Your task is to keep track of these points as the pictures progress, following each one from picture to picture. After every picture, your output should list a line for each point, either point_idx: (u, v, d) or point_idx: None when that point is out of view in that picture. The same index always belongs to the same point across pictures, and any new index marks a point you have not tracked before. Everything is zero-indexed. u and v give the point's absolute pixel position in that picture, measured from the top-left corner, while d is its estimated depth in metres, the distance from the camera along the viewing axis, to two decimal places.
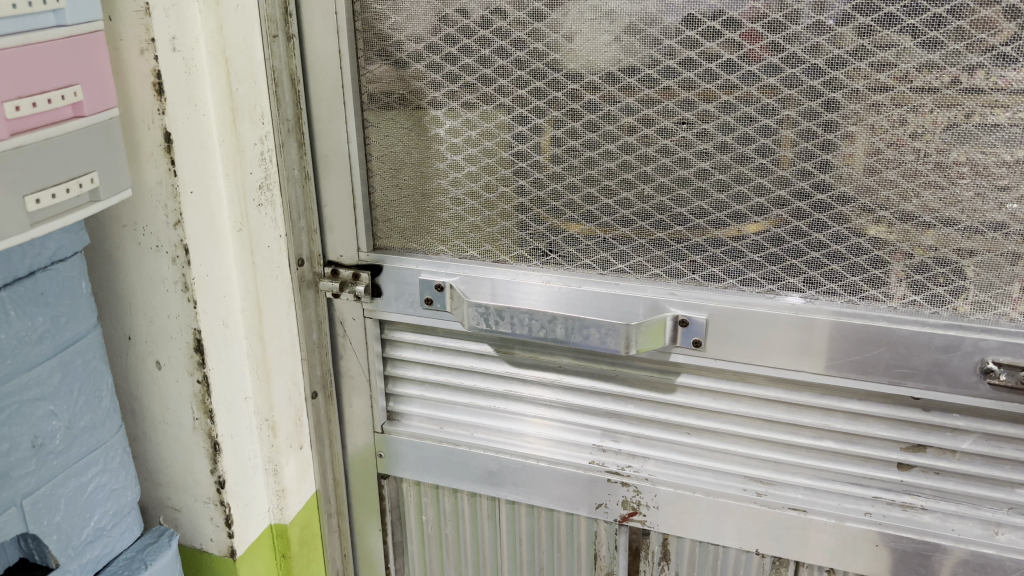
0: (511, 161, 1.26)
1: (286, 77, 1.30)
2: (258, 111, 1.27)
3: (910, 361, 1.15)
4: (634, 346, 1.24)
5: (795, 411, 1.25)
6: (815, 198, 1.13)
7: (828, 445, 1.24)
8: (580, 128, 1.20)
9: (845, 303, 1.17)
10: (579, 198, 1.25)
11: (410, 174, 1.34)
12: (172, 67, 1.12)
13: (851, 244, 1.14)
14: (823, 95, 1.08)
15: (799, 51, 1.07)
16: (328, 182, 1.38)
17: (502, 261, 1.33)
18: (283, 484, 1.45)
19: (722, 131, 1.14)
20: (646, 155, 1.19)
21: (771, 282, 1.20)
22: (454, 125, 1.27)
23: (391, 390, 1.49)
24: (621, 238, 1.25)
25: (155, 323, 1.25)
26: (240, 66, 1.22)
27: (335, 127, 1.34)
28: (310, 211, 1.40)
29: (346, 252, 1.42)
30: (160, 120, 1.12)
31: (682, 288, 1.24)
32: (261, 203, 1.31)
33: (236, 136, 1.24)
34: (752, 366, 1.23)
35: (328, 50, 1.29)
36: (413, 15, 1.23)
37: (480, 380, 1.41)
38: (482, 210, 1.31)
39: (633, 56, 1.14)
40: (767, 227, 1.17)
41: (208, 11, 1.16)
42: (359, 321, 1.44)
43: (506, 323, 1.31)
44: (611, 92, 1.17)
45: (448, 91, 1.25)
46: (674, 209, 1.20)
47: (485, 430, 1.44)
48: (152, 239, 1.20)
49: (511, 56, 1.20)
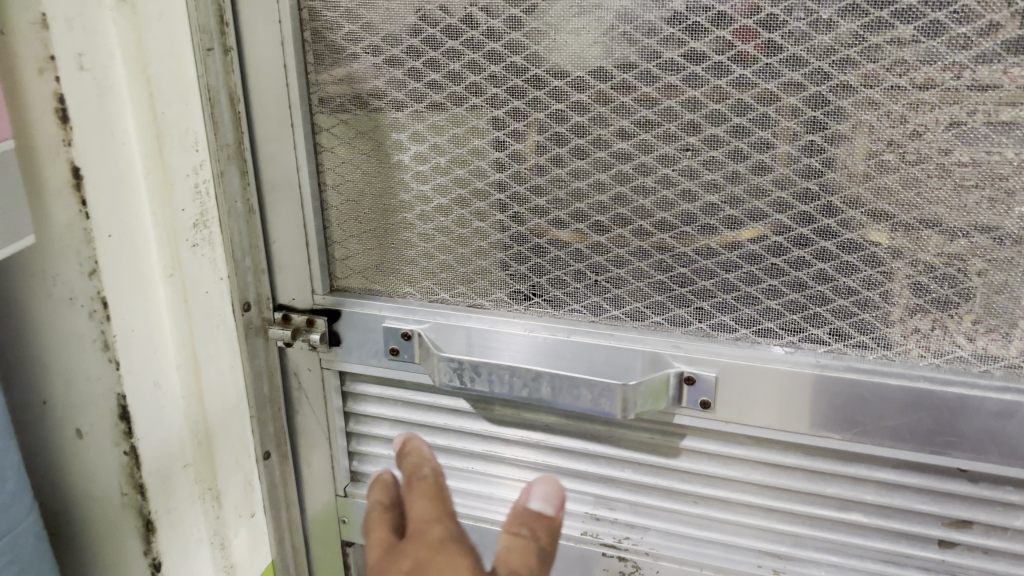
0: (488, 192, 1.09)
1: (224, 96, 1.12)
2: (190, 137, 1.09)
3: (957, 429, 0.97)
4: (633, 410, 1.04)
5: (818, 480, 1.07)
6: (843, 237, 0.97)
7: (856, 518, 1.07)
8: (565, 154, 1.04)
9: (878, 358, 1.00)
10: (566, 234, 1.08)
11: (371, 206, 1.16)
12: (80, 89, 0.94)
13: (885, 290, 0.97)
14: (854, 118, 0.92)
15: (826, 65, 0.91)
16: (276, 214, 1.20)
17: (478, 305, 1.16)
18: (231, 559, 1.26)
19: (732, 159, 0.97)
20: (644, 187, 1.02)
21: (791, 332, 1.03)
22: (420, 151, 1.11)
23: (354, 449, 1.31)
24: (616, 280, 1.09)
25: (74, 386, 1.06)
26: (168, 84, 1.04)
27: (282, 151, 1.16)
28: (256, 248, 1.21)
29: (300, 294, 1.24)
30: (66, 153, 0.94)
31: (687, 339, 1.07)
32: (195, 243, 1.12)
33: (164, 167, 1.05)
34: (770, 432, 1.06)
35: (272, 64, 1.11)
36: (371, 24, 1.06)
37: (457, 439, 1.24)
38: (456, 247, 1.14)
39: (628, 72, 0.97)
40: (786, 270, 1.00)
41: (124, 24, 0.98)
42: (316, 372, 1.27)
43: (482, 381, 1.11)
44: (603, 113, 1.00)
45: (413, 111, 1.08)
46: (676, 248, 1.04)
47: (462, 494, 1.26)
48: (64, 288, 1.01)
49: (485, 71, 1.03)
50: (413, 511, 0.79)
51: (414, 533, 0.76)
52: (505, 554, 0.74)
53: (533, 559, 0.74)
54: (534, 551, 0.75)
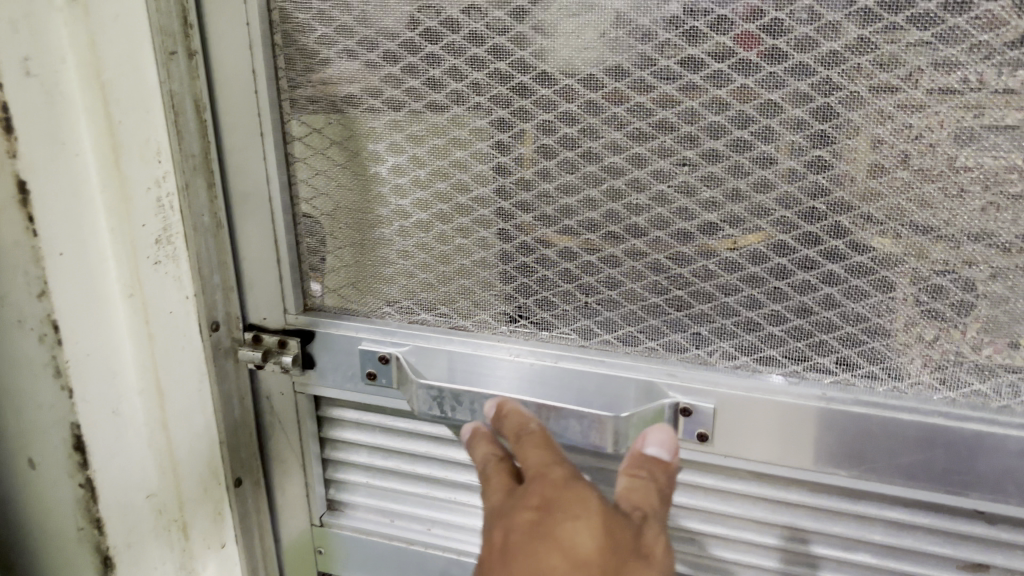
0: (470, 208, 1.02)
1: (189, 104, 1.04)
2: (151, 148, 1.01)
3: (975, 469, 0.89)
4: (626, 444, 0.98)
5: (822, 518, 1.01)
6: (852, 259, 0.89)
7: (864, 558, 1.00)
8: (553, 168, 0.97)
9: (889, 390, 0.93)
10: (554, 252, 1.01)
11: (347, 221, 1.09)
12: (27, 95, 0.84)
13: (897, 318, 0.90)
14: (865, 132, 0.84)
15: (835, 74, 0.83)
16: (244, 228, 1.13)
17: (461, 327, 1.09)
18: None
19: (732, 175, 0.90)
20: (637, 203, 0.95)
21: (795, 361, 0.96)
22: (398, 163, 1.03)
23: (331, 476, 1.24)
24: (607, 303, 1.01)
25: (24, 416, 0.95)
26: (125, 90, 0.96)
27: (251, 162, 1.09)
28: (225, 265, 1.14)
29: (271, 314, 1.17)
30: (11, 164, 0.83)
31: (682, 367, 1.00)
32: (158, 260, 1.04)
33: (122, 180, 0.97)
34: (772, 466, 0.99)
35: (240, 68, 1.04)
36: (346, 27, 0.99)
37: (439, 468, 1.16)
38: (437, 265, 1.07)
39: (620, 80, 0.90)
40: (789, 295, 0.93)
41: (74, 24, 0.89)
42: (289, 397, 1.19)
43: (464, 411, 1.04)
44: (593, 124, 0.93)
45: (391, 120, 1.01)
46: (672, 269, 0.96)
47: (445, 525, 1.20)
48: (10, 310, 0.89)
49: (467, 78, 0.96)
50: (529, 460, 0.83)
51: (534, 476, 0.80)
52: (629, 491, 0.83)
53: (655, 497, 0.82)
54: (654, 492, 0.83)
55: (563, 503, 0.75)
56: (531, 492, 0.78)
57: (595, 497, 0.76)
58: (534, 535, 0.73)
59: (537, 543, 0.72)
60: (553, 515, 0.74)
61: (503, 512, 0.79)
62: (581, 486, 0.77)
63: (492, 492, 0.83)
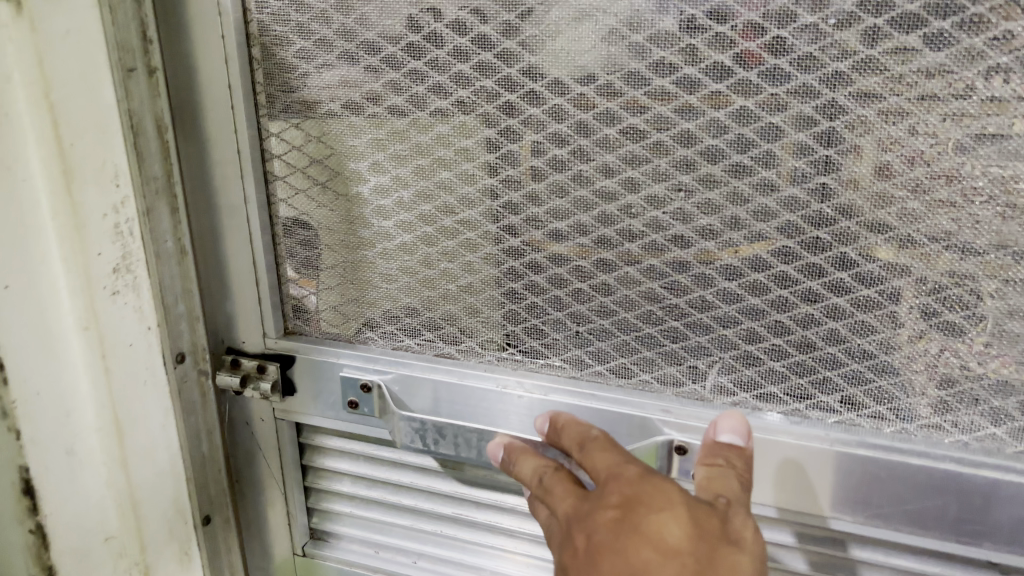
0: (456, 231, 0.97)
1: (150, 124, 0.98)
2: (109, 170, 0.94)
3: (988, 518, 0.84)
4: None
5: (825, 567, 0.96)
6: (858, 293, 0.84)
7: None
8: (542, 191, 0.91)
9: (897, 432, 0.87)
10: (544, 279, 0.95)
11: (329, 242, 1.04)
12: None
13: (906, 356, 0.84)
14: (873, 158, 0.78)
15: (841, 97, 0.78)
16: (223, 250, 1.08)
17: (447, 354, 1.04)
18: None
19: (730, 202, 0.84)
20: (630, 230, 0.89)
21: (797, 399, 0.90)
22: (381, 183, 0.98)
23: (314, 504, 1.20)
24: (600, 332, 0.96)
25: None
26: (77, 111, 0.88)
27: (230, 181, 1.04)
28: (190, 293, 1.08)
29: (251, 338, 1.12)
30: None
31: (679, 403, 0.94)
32: (116, 291, 0.97)
33: (76, 208, 0.90)
34: (772, 508, 0.93)
35: (217, 84, 0.99)
36: (326, 40, 0.94)
37: (426, 500, 1.12)
38: (422, 289, 1.02)
39: (612, 100, 0.85)
40: (792, 329, 0.88)
41: (19, 40, 0.81)
42: (270, 423, 1.15)
43: (447, 444, 1.01)
44: (584, 146, 0.88)
45: (373, 138, 0.96)
46: (667, 299, 0.91)
47: (431, 559, 1.15)
48: None
49: (452, 95, 0.91)
50: (596, 460, 0.80)
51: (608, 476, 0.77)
52: (707, 482, 0.79)
53: (734, 482, 0.79)
54: (733, 478, 0.80)
55: (642, 495, 0.72)
56: (608, 491, 0.75)
57: (676, 488, 0.73)
58: (619, 531, 0.70)
59: (623, 538, 0.69)
60: (636, 509, 0.71)
61: (581, 515, 0.75)
62: (658, 480, 0.74)
63: (563, 497, 0.79)
